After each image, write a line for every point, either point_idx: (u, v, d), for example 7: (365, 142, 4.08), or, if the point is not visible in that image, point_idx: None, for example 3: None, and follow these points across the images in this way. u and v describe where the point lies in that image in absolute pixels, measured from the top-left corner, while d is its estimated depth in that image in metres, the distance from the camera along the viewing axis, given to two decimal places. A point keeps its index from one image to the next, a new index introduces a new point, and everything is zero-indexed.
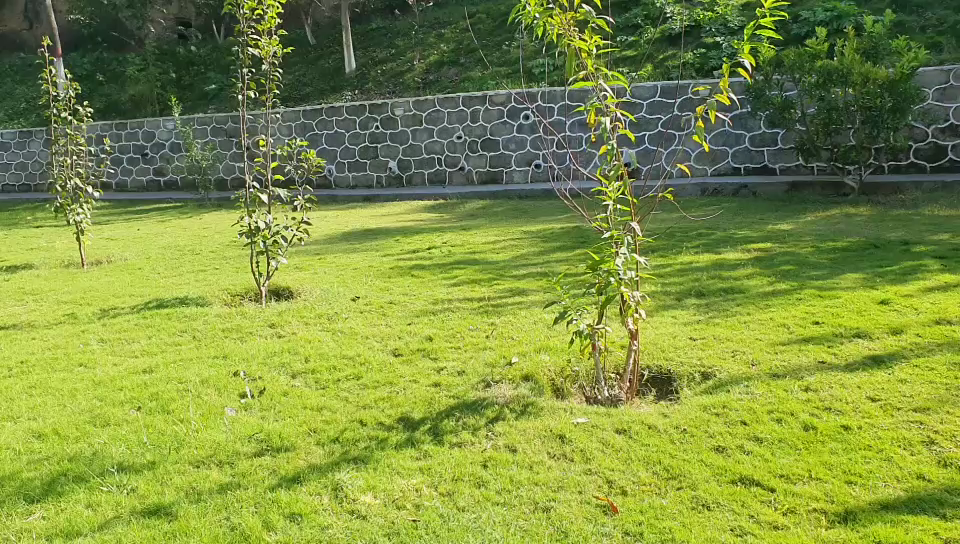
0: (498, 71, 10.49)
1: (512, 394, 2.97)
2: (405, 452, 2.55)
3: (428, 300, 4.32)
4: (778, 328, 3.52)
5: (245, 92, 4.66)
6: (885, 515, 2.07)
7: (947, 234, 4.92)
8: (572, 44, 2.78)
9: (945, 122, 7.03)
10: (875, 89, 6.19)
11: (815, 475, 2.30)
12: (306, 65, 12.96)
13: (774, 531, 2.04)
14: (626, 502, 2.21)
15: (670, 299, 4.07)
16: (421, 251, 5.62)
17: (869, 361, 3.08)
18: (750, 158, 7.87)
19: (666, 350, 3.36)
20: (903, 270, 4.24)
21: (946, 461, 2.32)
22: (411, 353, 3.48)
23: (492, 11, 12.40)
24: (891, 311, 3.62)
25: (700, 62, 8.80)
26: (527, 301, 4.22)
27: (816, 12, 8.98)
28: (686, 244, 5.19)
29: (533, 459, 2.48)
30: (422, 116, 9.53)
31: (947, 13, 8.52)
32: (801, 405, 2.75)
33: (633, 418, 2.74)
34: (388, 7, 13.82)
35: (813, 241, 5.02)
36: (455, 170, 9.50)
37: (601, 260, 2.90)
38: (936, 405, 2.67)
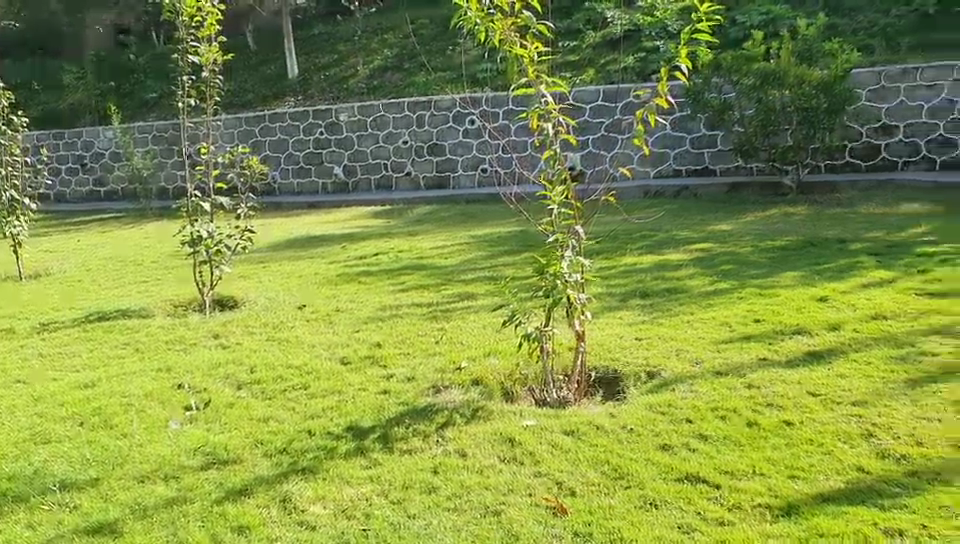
0: (442, 76, 10.49)
1: (461, 400, 2.97)
2: (353, 460, 2.54)
3: (374, 307, 4.31)
4: (720, 327, 3.58)
5: (186, 100, 4.58)
6: (827, 508, 2.12)
7: (882, 232, 5.05)
8: (514, 51, 2.81)
9: (878, 122, 7.24)
10: (810, 90, 6.40)
11: (758, 470, 2.35)
12: (248, 71, 12.81)
13: (720, 527, 2.08)
14: (575, 503, 2.23)
15: (614, 300, 4.12)
16: (368, 257, 5.60)
17: (809, 357, 3.15)
18: (691, 159, 8.00)
19: (612, 351, 3.40)
20: (840, 267, 4.34)
21: (883, 453, 2.38)
22: (359, 361, 3.46)
23: (435, 16, 12.40)
24: (828, 308, 3.70)
25: (640, 66, 8.92)
26: (474, 305, 4.24)
27: (752, 15, 9.16)
28: (630, 245, 5.26)
29: (483, 463, 2.48)
30: (367, 121, 9.54)
31: (877, 16, 8.75)
32: (744, 402, 2.80)
33: (581, 419, 2.76)
34: (330, 12, 13.73)
35: (752, 241, 5.12)
36: (401, 174, 9.47)
37: (548, 263, 2.93)
38: (873, 399, 2.75)
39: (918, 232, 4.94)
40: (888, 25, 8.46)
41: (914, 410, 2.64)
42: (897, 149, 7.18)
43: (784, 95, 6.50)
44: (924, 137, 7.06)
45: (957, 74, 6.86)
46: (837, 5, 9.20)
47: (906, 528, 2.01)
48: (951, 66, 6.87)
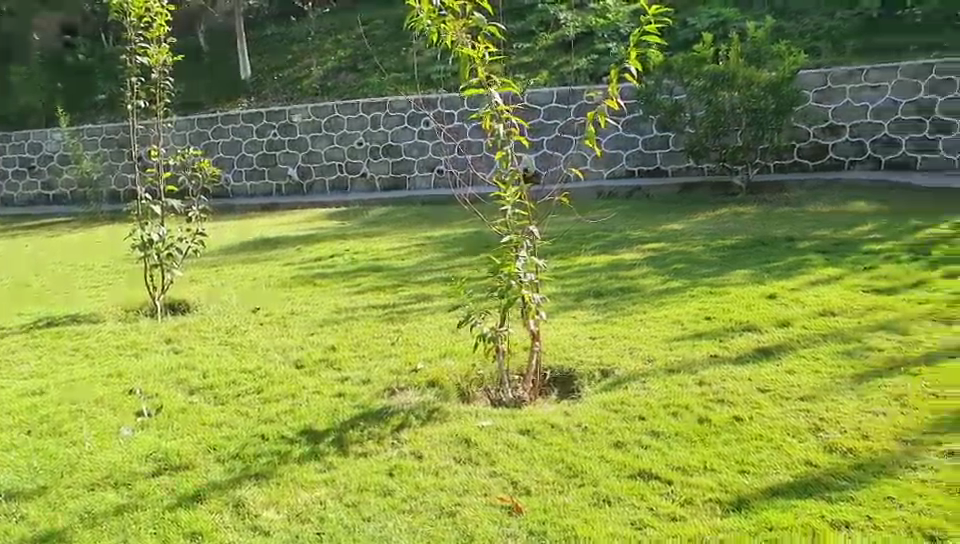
0: (397, 77, 10.48)
1: (417, 401, 2.97)
2: (308, 465, 2.52)
3: (329, 310, 4.28)
4: (672, 325, 3.62)
5: (135, 102, 4.52)
6: (776, 503, 2.16)
7: (829, 230, 5.15)
8: (465, 52, 2.81)
9: (825, 122, 7.38)
10: (759, 91, 6.52)
11: (709, 466, 2.38)
12: (200, 73, 12.65)
13: (673, 523, 2.11)
14: (530, 502, 2.25)
15: (569, 300, 4.15)
16: (323, 260, 5.56)
17: (758, 354, 3.21)
18: (643, 160, 8.08)
19: (567, 350, 3.42)
20: (788, 266, 4.42)
21: (831, 447, 2.43)
22: (313, 365, 3.44)
23: (389, 17, 12.38)
24: (778, 305, 3.77)
25: (593, 68, 9.00)
26: (430, 306, 4.23)
27: (701, 18, 9.29)
28: (584, 245, 5.30)
29: (438, 465, 2.49)
30: (321, 123, 9.49)
31: (823, 18, 8.93)
32: (695, 399, 2.84)
33: (536, 418, 2.78)
34: (283, 13, 13.62)
35: (703, 240, 5.19)
36: (356, 176, 9.42)
37: (502, 263, 2.94)
38: (821, 394, 2.80)
39: (864, 230, 5.06)
40: (834, 28, 8.64)
41: (861, 404, 2.70)
42: (844, 149, 7.33)
43: (734, 96, 6.59)
44: (870, 137, 7.22)
45: (901, 75, 7.04)
46: (784, 7, 9.37)
47: (852, 520, 2.05)
48: (895, 67, 7.06)
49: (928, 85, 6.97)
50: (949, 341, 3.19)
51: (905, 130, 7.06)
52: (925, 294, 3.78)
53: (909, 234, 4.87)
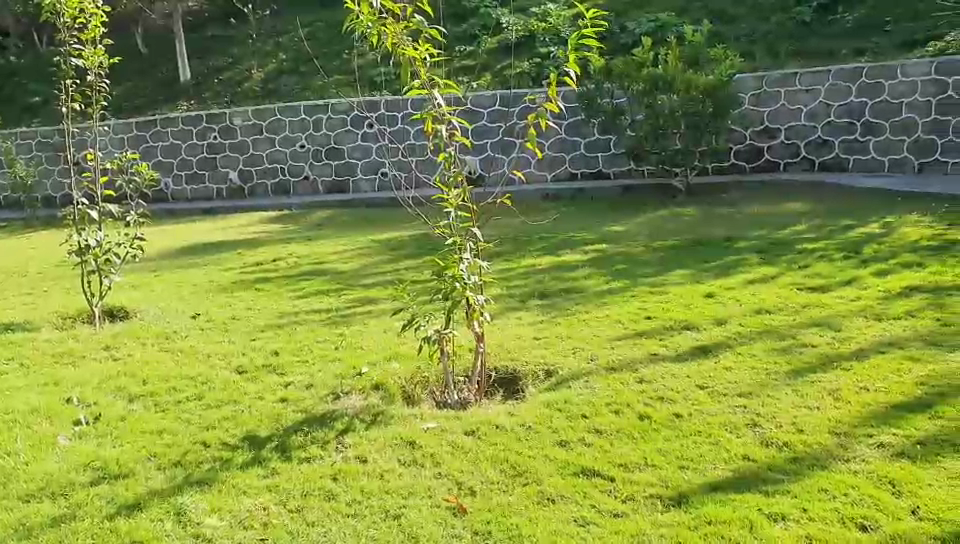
0: (340, 80, 10.43)
1: (362, 405, 2.96)
2: (251, 471, 2.50)
3: (272, 314, 4.25)
4: (615, 325, 3.67)
5: (70, 105, 4.40)
6: (715, 497, 2.20)
7: (765, 230, 5.29)
8: (407, 55, 2.80)
9: (760, 125, 7.55)
10: (697, 94, 6.65)
11: (650, 462, 2.42)
12: (137, 75, 12.43)
13: (614, 519, 2.14)
14: (474, 502, 2.26)
15: (513, 301, 4.18)
16: (265, 264, 5.51)
17: (697, 352, 3.27)
18: (586, 163, 8.16)
19: (511, 351, 3.45)
20: (726, 265, 4.51)
21: (767, 442, 2.49)
22: (255, 370, 3.40)
23: (331, 20, 12.32)
24: (716, 303, 3.85)
25: (536, 72, 9.08)
26: (375, 310, 4.22)
27: (640, 23, 9.42)
28: (528, 247, 5.34)
29: (383, 468, 2.49)
30: (262, 126, 9.39)
31: (757, 23, 9.13)
32: (637, 396, 2.89)
33: (481, 419, 2.79)
34: (223, 14, 13.44)
35: (645, 241, 5.28)
36: (299, 179, 9.35)
37: (447, 264, 2.93)
38: (757, 389, 2.87)
39: (798, 230, 5.19)
40: (768, 32, 8.85)
41: (796, 399, 2.77)
42: (779, 151, 7.52)
43: (672, 99, 6.69)
44: (803, 140, 7.42)
45: (833, 79, 7.22)
46: (721, 12, 9.56)
47: (787, 512, 2.10)
48: (827, 72, 7.23)
49: (858, 88, 7.15)
50: (879, 336, 3.29)
51: (837, 132, 7.28)
52: (856, 290, 3.90)
53: (840, 233, 5.02)
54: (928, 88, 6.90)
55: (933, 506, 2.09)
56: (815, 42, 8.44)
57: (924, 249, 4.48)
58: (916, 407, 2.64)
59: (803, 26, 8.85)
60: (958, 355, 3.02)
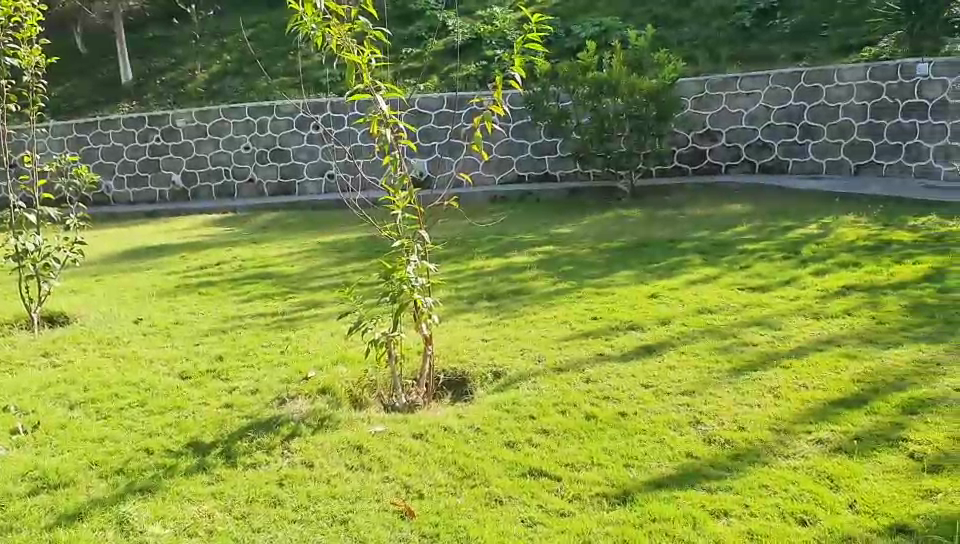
0: (286, 82, 10.34)
1: (308, 410, 2.94)
2: (196, 477, 2.47)
3: (216, 319, 4.19)
4: (561, 326, 3.71)
5: (5, 106, 4.29)
6: (659, 495, 2.24)
7: (708, 231, 5.38)
8: (351, 57, 2.79)
9: (702, 128, 7.68)
10: (641, 97, 6.74)
11: (597, 462, 2.45)
12: (76, 76, 12.16)
13: (560, 518, 2.16)
14: (422, 505, 2.26)
15: (461, 303, 4.19)
16: (209, 267, 5.44)
17: (641, 351, 3.32)
18: (533, 165, 8.21)
19: (459, 353, 3.45)
20: (669, 266, 4.58)
21: (710, 439, 2.54)
22: (200, 376, 3.36)
23: (276, 20, 12.21)
24: (660, 304, 3.91)
25: (482, 74, 9.11)
26: (321, 313, 4.19)
27: (586, 26, 9.52)
28: (475, 249, 5.35)
29: (331, 472, 2.47)
30: (206, 127, 9.26)
31: (699, 28, 9.28)
32: (583, 396, 2.92)
33: (429, 421, 2.80)
34: (166, 14, 13.22)
35: (591, 242, 5.33)
36: (244, 182, 9.25)
37: (394, 267, 2.90)
38: (700, 388, 2.93)
39: (739, 231, 5.29)
40: (710, 37, 9.00)
41: (737, 397, 2.83)
42: (721, 154, 7.68)
43: (617, 103, 6.81)
44: (744, 143, 7.58)
45: (773, 83, 7.39)
46: (664, 17, 9.70)
47: (730, 508, 2.15)
48: (766, 76, 7.39)
49: (797, 92, 7.32)
50: (818, 334, 3.37)
51: (776, 135, 7.45)
52: (795, 290, 3.98)
53: (780, 234, 5.13)
54: (863, 92, 7.04)
55: (869, 500, 2.15)
56: (755, 47, 8.61)
57: (860, 249, 4.60)
58: (853, 403, 2.71)
59: (744, 31, 9.03)
60: (892, 352, 3.12)
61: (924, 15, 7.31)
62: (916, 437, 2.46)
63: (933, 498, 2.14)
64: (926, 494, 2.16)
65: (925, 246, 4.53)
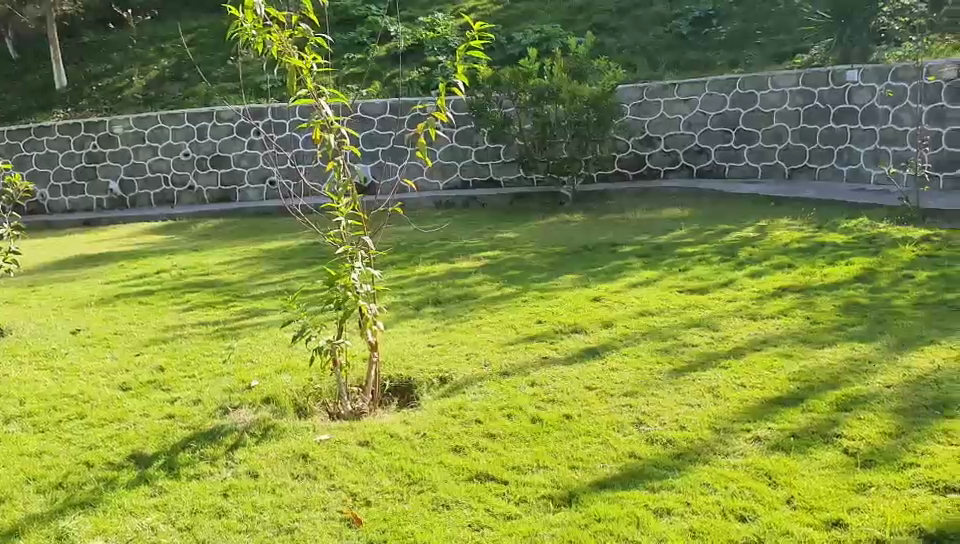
0: (226, 87, 10.23)
1: (252, 419, 2.91)
2: (138, 490, 2.44)
3: (157, 328, 4.12)
4: (507, 330, 3.74)
5: None
6: (604, 495, 2.28)
7: (648, 235, 5.47)
8: (291, 63, 2.77)
9: (641, 134, 7.87)
10: (581, 104, 6.83)
11: (542, 464, 2.48)
12: (8, 81, 11.84)
13: (508, 521, 2.18)
14: (369, 513, 2.26)
15: (407, 309, 4.19)
16: (149, 276, 5.35)
17: (586, 353, 3.37)
18: (476, 171, 8.26)
19: (405, 359, 3.45)
20: (611, 269, 4.66)
21: (653, 439, 2.59)
22: (141, 386, 3.30)
23: (215, 25, 12.05)
24: (602, 307, 3.97)
25: (425, 80, 9.13)
26: (263, 322, 4.15)
27: (527, 34, 9.59)
28: (420, 254, 5.36)
29: (275, 482, 2.46)
30: (144, 134, 9.11)
31: (637, 36, 9.44)
32: (529, 399, 2.95)
33: (375, 428, 2.79)
34: (101, 19, 12.80)
35: (535, 247, 5.37)
36: (184, 189, 9.10)
37: (338, 274, 2.88)
38: (642, 388, 2.98)
39: (678, 235, 5.39)
40: (648, 44, 9.18)
41: (678, 397, 2.89)
42: (659, 159, 7.88)
43: (558, 109, 6.90)
44: (682, 148, 7.79)
45: (709, 90, 7.58)
46: (603, 24, 9.84)
47: (672, 507, 2.19)
48: (703, 83, 7.58)
49: (732, 99, 7.53)
50: (754, 334, 3.46)
51: (713, 141, 7.66)
52: (732, 292, 4.08)
53: (718, 237, 5.23)
54: (796, 98, 7.24)
55: (807, 495, 2.21)
56: (692, 55, 8.78)
57: (794, 251, 4.73)
58: (789, 401, 2.79)
59: (680, 38, 9.21)
60: (825, 351, 3.21)
61: (853, 23, 7.45)
62: (850, 433, 2.54)
63: (866, 492, 2.21)
64: (860, 488, 2.23)
65: (855, 248, 4.68)
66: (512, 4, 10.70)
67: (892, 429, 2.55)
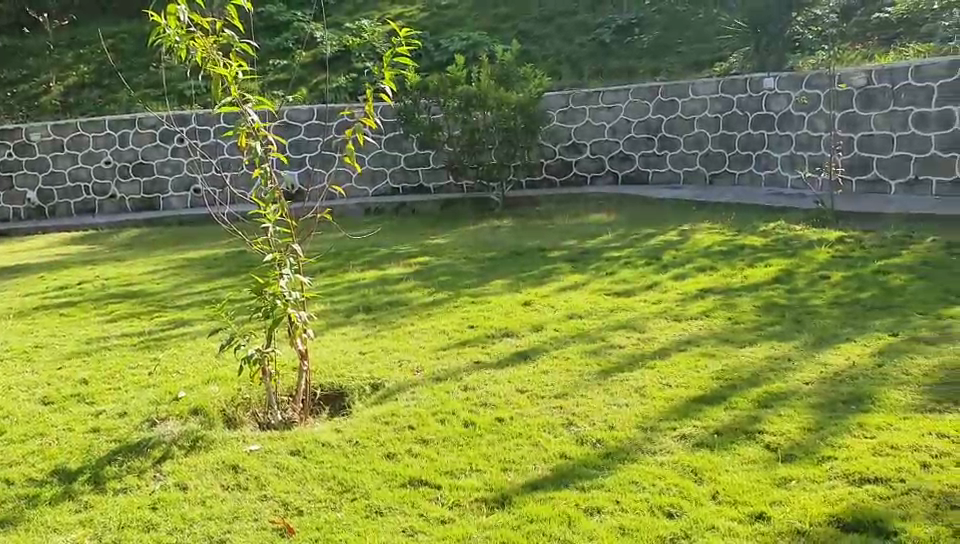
0: (147, 94, 10.02)
1: (180, 430, 2.87)
2: (61, 506, 2.38)
3: (79, 341, 4.02)
4: (439, 335, 3.76)
5: None
6: (536, 496, 2.31)
7: (576, 240, 5.55)
8: (217, 71, 2.75)
9: (568, 141, 8.04)
10: (509, 111, 6.90)
11: (475, 467, 2.51)
12: None
13: (441, 526, 2.19)
14: (301, 522, 2.25)
15: (338, 316, 4.17)
16: (70, 287, 5.20)
17: (516, 357, 3.41)
18: (405, 178, 8.25)
19: (336, 367, 3.43)
20: (541, 273, 4.72)
21: (583, 439, 2.64)
22: (63, 400, 3.22)
23: (136, 31, 11.79)
24: (533, 310, 4.02)
25: (352, 86, 9.10)
26: (191, 332, 4.09)
27: (453, 41, 9.64)
28: (350, 261, 5.34)
29: (206, 494, 2.43)
30: (62, 142, 8.85)
31: (562, 44, 9.59)
32: (461, 404, 2.97)
33: (306, 437, 2.78)
34: (14, 23, 12.25)
35: (465, 253, 5.40)
36: (105, 198, 8.88)
37: (266, 282, 2.86)
38: (572, 390, 3.03)
39: (605, 239, 5.49)
40: (572, 53, 9.35)
41: (606, 397, 2.95)
42: (586, 166, 8.05)
43: (486, 116, 6.96)
44: (607, 155, 7.98)
45: (632, 97, 7.79)
46: (529, 32, 9.96)
47: (602, 505, 2.24)
48: (626, 90, 7.80)
49: (655, 106, 7.72)
50: (679, 335, 3.55)
51: (637, 147, 7.84)
52: (657, 294, 4.18)
53: (642, 241, 5.35)
54: (715, 105, 7.44)
55: (730, 490, 2.28)
56: (615, 62, 8.95)
57: (716, 253, 4.86)
58: (713, 399, 2.87)
59: (603, 46, 9.38)
60: (746, 350, 3.31)
61: (768, 32, 7.64)
62: (771, 428, 2.63)
63: (787, 486, 2.29)
64: (781, 482, 2.31)
65: (773, 250, 4.83)
66: (439, 12, 10.75)
67: (810, 423, 2.65)
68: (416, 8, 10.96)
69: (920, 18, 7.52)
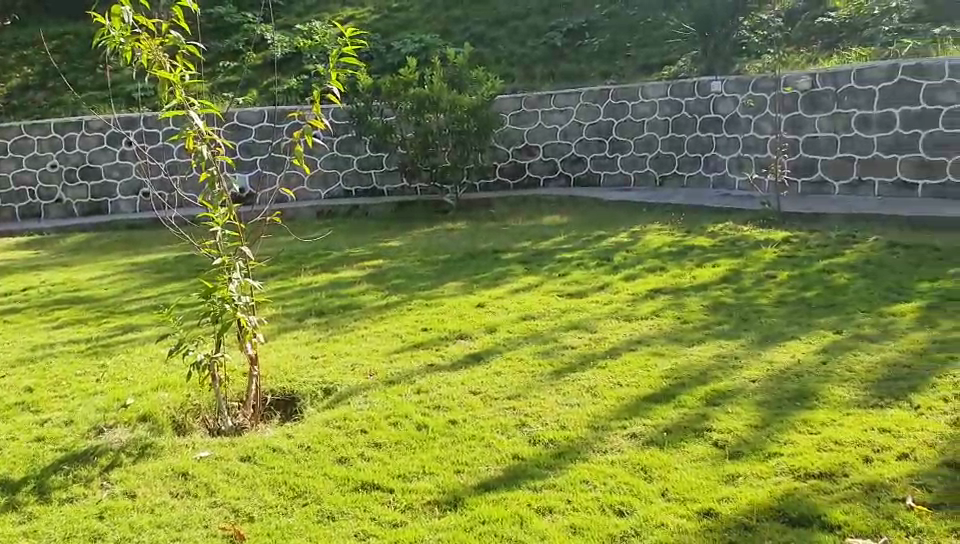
0: (94, 96, 9.85)
1: (128, 438, 2.82)
2: (4, 518, 2.33)
3: (24, 348, 3.94)
4: (392, 339, 3.75)
5: None
6: (488, 497, 2.32)
7: (529, 241, 5.58)
8: (161, 72, 2.72)
9: (521, 144, 8.10)
10: (461, 114, 6.92)
11: (428, 470, 2.51)
12: None
13: (393, 529, 2.20)
14: (251, 528, 2.24)
15: (290, 320, 4.15)
16: (14, 293, 5.09)
17: (469, 359, 3.42)
18: (359, 180, 8.22)
19: (288, 372, 3.41)
20: (495, 275, 4.74)
21: (535, 440, 2.66)
22: (7, 409, 3.15)
23: (82, 31, 11.58)
24: (486, 312, 4.04)
25: (304, 88, 9.04)
26: (139, 337, 4.03)
27: (405, 43, 9.63)
28: (303, 265, 5.31)
29: (154, 502, 2.40)
30: (6, 145, 8.66)
31: (514, 47, 9.64)
32: (414, 407, 2.98)
33: (257, 443, 2.76)
34: None
35: (419, 255, 5.40)
36: (51, 202, 8.70)
37: (215, 287, 2.83)
38: (524, 391, 3.05)
39: (558, 240, 5.53)
40: (524, 55, 9.40)
41: (558, 397, 2.97)
42: (539, 168, 8.12)
43: (439, 118, 6.96)
44: (560, 157, 8.04)
45: (584, 100, 7.86)
46: (481, 35, 9.99)
47: (554, 505, 2.26)
48: (578, 93, 7.86)
49: (606, 109, 7.80)
50: (630, 335, 3.59)
51: (589, 149, 7.92)
52: (608, 294, 4.22)
53: (595, 242, 5.39)
54: (665, 108, 7.54)
55: (679, 487, 2.32)
56: (566, 65, 9.03)
57: (666, 254, 4.92)
58: (663, 398, 2.91)
59: (555, 49, 9.45)
60: (694, 350, 3.36)
61: (716, 35, 7.73)
62: (719, 426, 2.67)
63: (734, 482, 2.34)
64: (729, 479, 2.35)
65: (722, 251, 4.90)
66: (390, 14, 10.74)
67: (757, 421, 2.69)
68: (367, 10, 10.92)
69: (861, 22, 7.70)
